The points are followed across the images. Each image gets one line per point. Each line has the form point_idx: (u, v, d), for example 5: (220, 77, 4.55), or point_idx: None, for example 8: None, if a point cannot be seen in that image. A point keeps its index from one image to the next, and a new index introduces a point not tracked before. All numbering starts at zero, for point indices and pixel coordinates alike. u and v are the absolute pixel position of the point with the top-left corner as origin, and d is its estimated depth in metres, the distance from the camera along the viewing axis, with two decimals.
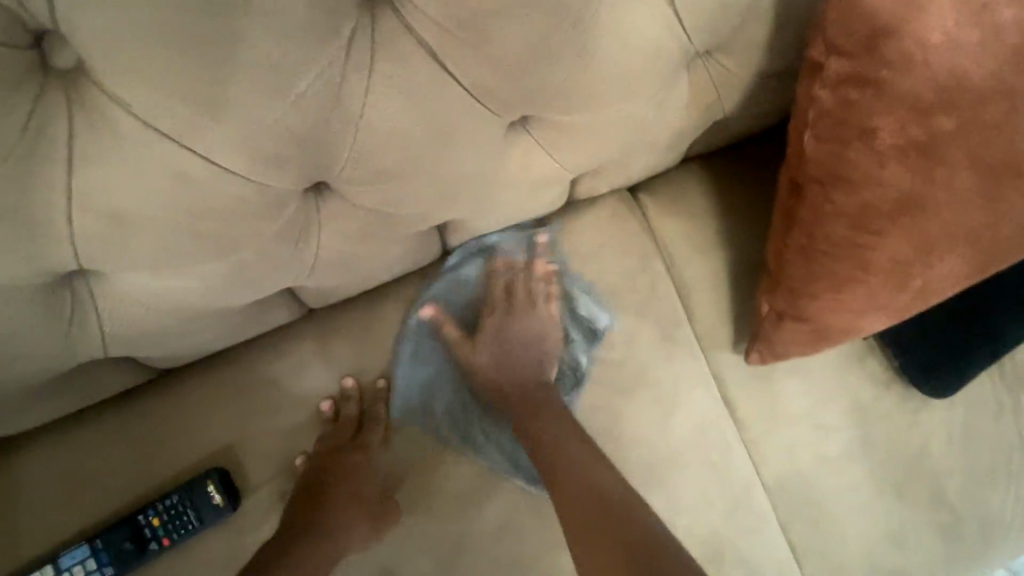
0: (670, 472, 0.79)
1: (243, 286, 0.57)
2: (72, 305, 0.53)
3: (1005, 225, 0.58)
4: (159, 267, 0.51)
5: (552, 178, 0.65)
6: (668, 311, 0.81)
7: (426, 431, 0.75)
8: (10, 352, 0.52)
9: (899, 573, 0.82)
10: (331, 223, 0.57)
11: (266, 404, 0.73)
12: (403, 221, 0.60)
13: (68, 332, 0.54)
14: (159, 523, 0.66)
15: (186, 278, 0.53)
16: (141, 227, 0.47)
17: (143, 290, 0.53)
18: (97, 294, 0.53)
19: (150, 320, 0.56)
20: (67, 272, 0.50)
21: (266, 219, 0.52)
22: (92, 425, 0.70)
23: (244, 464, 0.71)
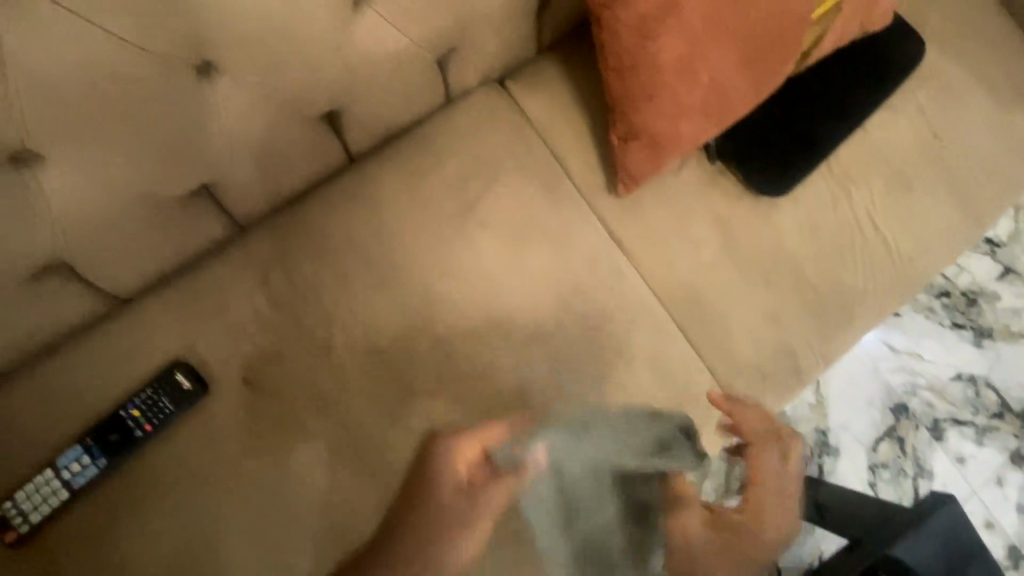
0: (577, 300, 0.92)
1: (161, 162, 0.66)
2: (24, 193, 0.61)
3: (753, 13, 0.74)
4: (84, 138, 0.60)
5: (410, 54, 0.77)
6: (547, 169, 0.95)
7: (359, 303, 0.88)
8: None
9: (782, 347, 0.98)
10: (222, 105, 0.66)
11: (215, 307, 0.84)
12: (288, 97, 0.71)
13: (25, 217, 0.63)
14: (139, 413, 0.76)
15: (111, 153, 0.62)
16: (66, 104, 0.56)
17: (80, 170, 0.62)
18: (45, 181, 0.61)
19: (91, 206, 0.66)
20: (15, 153, 0.58)
21: (167, 90, 0.61)
22: (70, 349, 0.80)
23: (203, 354, 0.82)
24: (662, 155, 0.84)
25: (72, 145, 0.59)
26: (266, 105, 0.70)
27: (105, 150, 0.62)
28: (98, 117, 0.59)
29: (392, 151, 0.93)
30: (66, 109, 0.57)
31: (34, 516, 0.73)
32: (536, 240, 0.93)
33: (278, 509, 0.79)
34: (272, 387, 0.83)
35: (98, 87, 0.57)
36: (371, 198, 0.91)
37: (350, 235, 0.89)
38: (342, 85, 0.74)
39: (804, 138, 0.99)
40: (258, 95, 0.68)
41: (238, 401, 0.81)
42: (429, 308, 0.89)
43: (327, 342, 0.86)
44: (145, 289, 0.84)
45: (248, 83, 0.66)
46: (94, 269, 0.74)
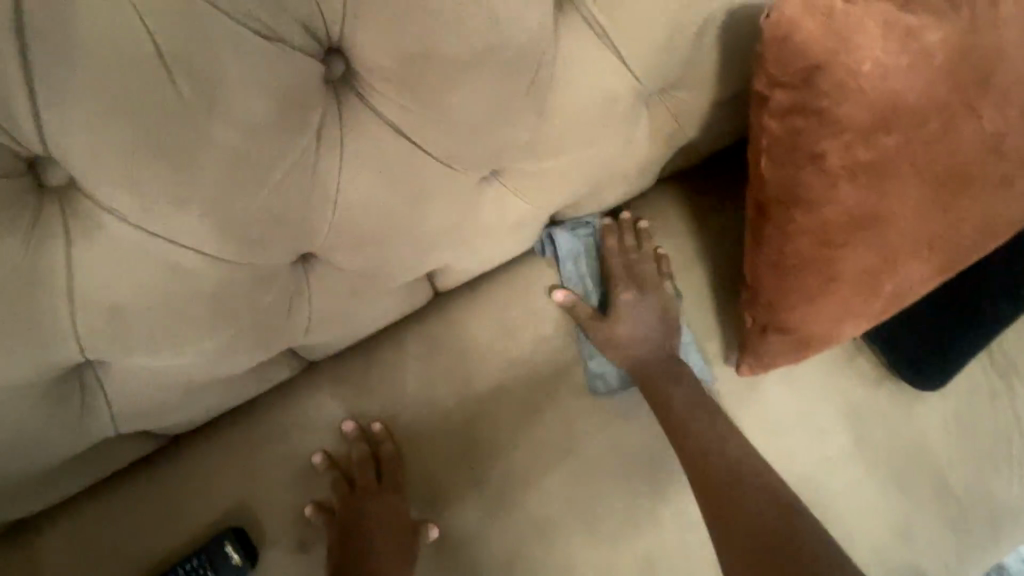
0: (679, 489, 0.79)
1: (237, 355, 0.56)
2: (82, 393, 0.53)
3: (970, 228, 0.59)
4: (158, 348, 0.50)
5: (530, 218, 0.66)
6: (657, 328, 0.83)
7: (433, 467, 0.78)
8: (31, 442, 0.53)
9: (911, 567, 0.83)
10: (317, 289, 0.56)
11: (275, 458, 0.76)
12: (390, 277, 0.60)
13: (80, 418, 0.54)
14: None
15: (185, 355, 0.52)
16: (141, 320, 0.47)
17: (147, 372, 0.53)
18: (105, 381, 0.53)
19: (156, 398, 0.57)
20: (75, 364, 0.50)
21: (257, 291, 0.52)
22: (119, 492, 0.73)
23: (255, 516, 0.74)
24: (807, 351, 0.71)
25: (145, 357, 0.51)
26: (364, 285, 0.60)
27: (183, 358, 0.53)
28: (177, 327, 0.49)
29: (483, 291, 0.83)
30: (143, 327, 0.48)
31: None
32: (637, 412, 0.81)
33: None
34: (343, 551, 0.74)
35: (179, 300, 0.48)
36: (454, 345, 0.81)
37: (427, 387, 0.79)
38: (449, 255, 0.63)
39: (992, 323, 0.79)
40: (357, 278, 0.58)
41: (289, 572, 0.73)
42: (508, 482, 0.78)
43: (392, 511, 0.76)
44: (199, 427, 0.76)
45: (347, 268, 0.56)
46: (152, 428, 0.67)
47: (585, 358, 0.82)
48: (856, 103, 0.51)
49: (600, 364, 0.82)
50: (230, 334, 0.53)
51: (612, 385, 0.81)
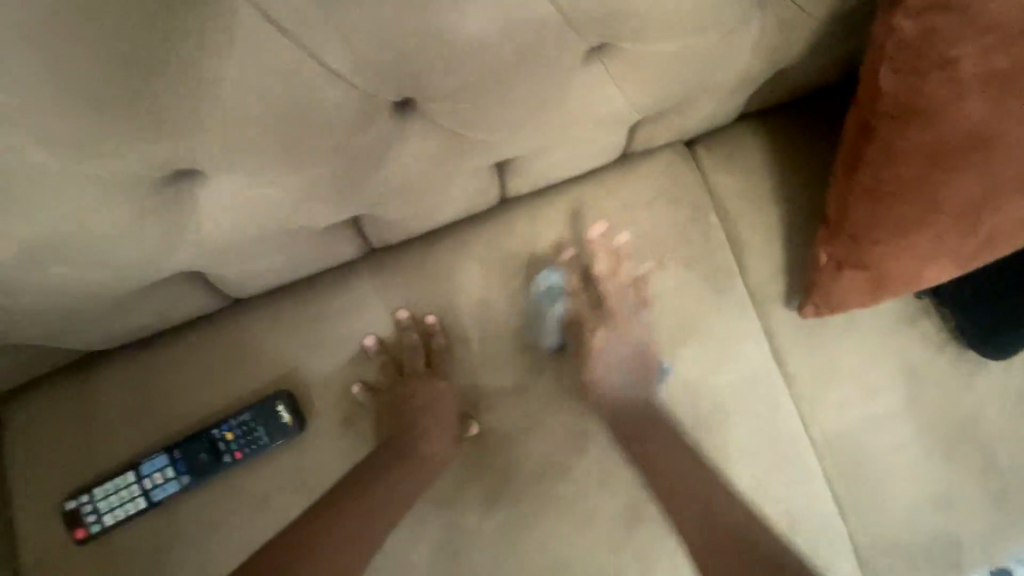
0: (719, 422, 0.80)
1: (320, 200, 0.58)
2: (175, 206, 0.54)
3: None
4: (256, 167, 0.51)
5: (618, 116, 0.65)
6: (722, 262, 0.81)
7: (480, 366, 0.79)
8: (122, 241, 0.55)
9: (945, 536, 0.82)
10: (409, 147, 0.56)
11: (330, 335, 0.77)
12: (477, 150, 0.60)
13: (169, 231, 0.55)
14: (233, 438, 0.71)
15: (275, 183, 0.54)
16: (248, 127, 0.48)
17: (239, 193, 0.54)
18: (198, 197, 0.54)
19: (240, 228, 0.58)
20: (177, 168, 0.50)
21: (356, 131, 0.52)
22: (177, 344, 0.75)
23: (305, 386, 0.75)
24: (882, 293, 0.69)
25: (239, 177, 0.52)
26: (450, 153, 0.59)
27: (271, 186, 0.54)
28: (277, 146, 0.50)
29: (549, 202, 0.81)
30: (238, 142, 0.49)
31: (107, 518, 0.69)
32: (689, 342, 0.80)
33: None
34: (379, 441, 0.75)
35: (287, 118, 0.48)
36: (515, 251, 0.80)
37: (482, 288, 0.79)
38: (535, 141, 0.63)
39: None
40: (447, 143, 0.57)
41: (332, 444, 0.75)
42: (552, 391, 0.78)
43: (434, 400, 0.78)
44: (258, 295, 0.77)
45: (440, 129, 0.56)
46: (219, 277, 0.68)
47: (645, 282, 0.80)
48: (998, 9, 0.51)
49: (656, 290, 0.80)
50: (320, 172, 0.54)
51: (667, 314, 0.80)
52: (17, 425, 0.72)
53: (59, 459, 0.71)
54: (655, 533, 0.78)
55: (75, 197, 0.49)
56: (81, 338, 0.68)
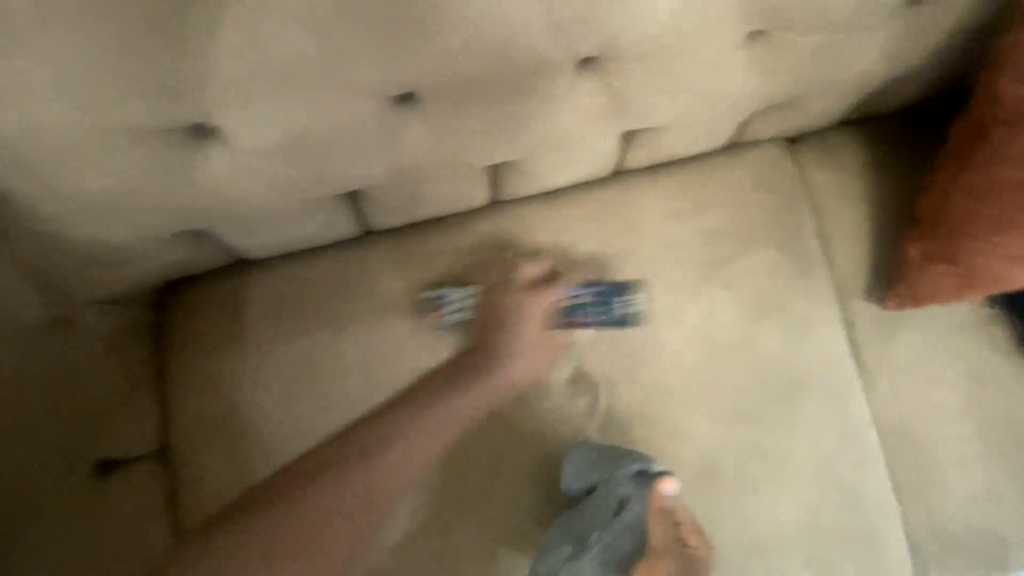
0: (795, 396, 0.86)
1: (492, 139, 0.65)
2: (384, 128, 0.61)
3: None
4: (463, 100, 0.59)
5: (749, 100, 0.73)
6: (811, 251, 0.88)
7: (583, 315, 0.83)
8: (332, 156, 0.61)
9: (995, 532, 0.87)
10: (577, 100, 0.64)
11: (451, 271, 0.85)
12: (629, 112, 0.68)
13: (371, 151, 0.62)
14: (635, 310, 0.84)
15: (467, 119, 0.62)
16: (473, 63, 0.55)
17: (437, 124, 0.62)
18: (405, 123, 0.61)
19: (423, 157, 0.65)
20: (402, 93, 0.57)
21: (547, 79, 0.60)
22: (317, 261, 0.84)
23: (425, 313, 0.84)
24: (968, 290, 0.75)
25: (443, 109, 0.60)
26: (605, 110, 0.67)
27: (462, 121, 0.62)
28: (487, 84, 0.58)
29: (658, 177, 0.88)
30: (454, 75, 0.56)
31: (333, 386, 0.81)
32: (775, 320, 0.86)
33: (449, 492, 0.80)
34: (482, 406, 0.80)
35: (506, 59, 0.56)
36: (625, 218, 0.87)
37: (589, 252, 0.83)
38: (676, 112, 0.70)
39: None
40: (607, 101, 0.65)
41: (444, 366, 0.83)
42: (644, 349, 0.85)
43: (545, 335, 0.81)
44: (392, 228, 0.86)
45: (606, 88, 0.64)
46: (373, 202, 0.77)
47: (739, 261, 0.87)
48: None
49: (747, 271, 0.87)
50: (506, 113, 0.62)
51: (755, 294, 0.86)
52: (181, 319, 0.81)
53: (215, 351, 0.81)
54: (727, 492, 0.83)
55: (312, 112, 0.56)
56: (251, 244, 0.76)
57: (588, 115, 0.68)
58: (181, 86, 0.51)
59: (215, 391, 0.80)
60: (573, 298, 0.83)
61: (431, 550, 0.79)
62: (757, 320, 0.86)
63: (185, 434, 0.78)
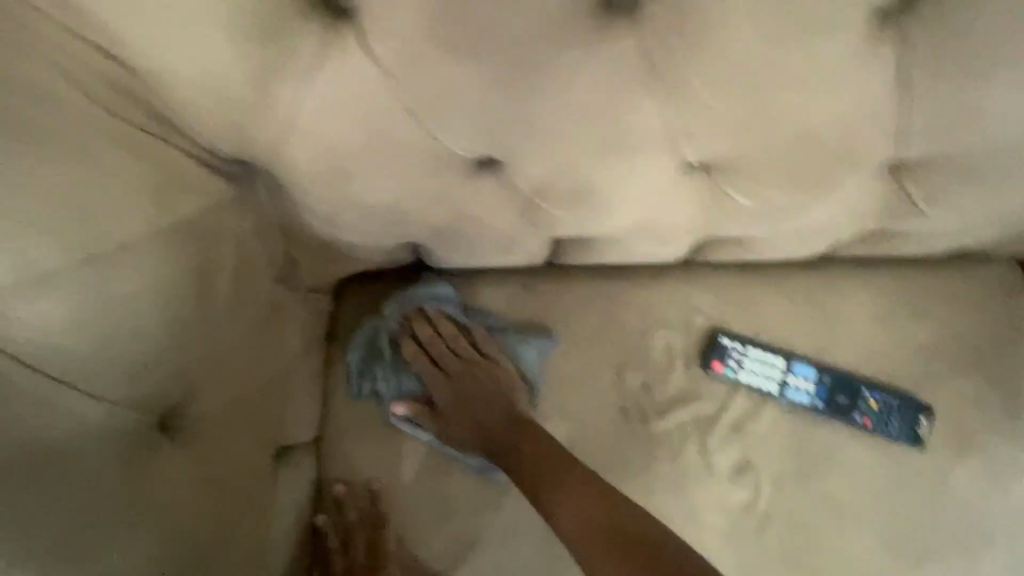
0: (977, 547, 0.76)
1: (752, 218, 0.63)
2: (656, 193, 0.60)
3: None
4: (744, 176, 0.58)
5: (1015, 218, 0.66)
6: None
7: (763, 405, 0.78)
8: (598, 208, 0.60)
9: None
10: (845, 190, 0.60)
11: (630, 326, 0.81)
12: (883, 206, 0.63)
13: (634, 210, 0.61)
14: (874, 407, 0.75)
15: (742, 196, 0.60)
16: (766, 139, 0.54)
17: (709, 196, 0.60)
18: (680, 189, 0.60)
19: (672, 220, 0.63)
20: (695, 164, 0.57)
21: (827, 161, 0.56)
22: (498, 284, 0.83)
23: (593, 361, 0.81)
24: None
25: (722, 179, 0.58)
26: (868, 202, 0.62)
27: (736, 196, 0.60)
28: (772, 164, 0.56)
29: (871, 273, 0.81)
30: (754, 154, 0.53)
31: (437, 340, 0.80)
32: (975, 459, 0.77)
33: None
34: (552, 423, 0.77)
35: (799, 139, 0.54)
36: (824, 309, 0.80)
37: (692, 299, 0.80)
38: (935, 215, 0.64)
39: None
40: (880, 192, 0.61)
41: (601, 419, 0.80)
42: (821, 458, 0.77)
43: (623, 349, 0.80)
44: (579, 267, 0.83)
45: (875, 179, 0.60)
46: (580, 244, 0.74)
47: (947, 384, 0.78)
48: None
49: (952, 398, 0.78)
50: (783, 193, 0.59)
51: (956, 426, 0.77)
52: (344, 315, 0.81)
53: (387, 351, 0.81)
54: None
55: (595, 161, 0.55)
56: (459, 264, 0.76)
57: (850, 209, 0.63)
58: (489, 118, 0.52)
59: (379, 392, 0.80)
60: (792, 382, 0.76)
61: None
62: (953, 455, 0.77)
63: (342, 429, 0.79)
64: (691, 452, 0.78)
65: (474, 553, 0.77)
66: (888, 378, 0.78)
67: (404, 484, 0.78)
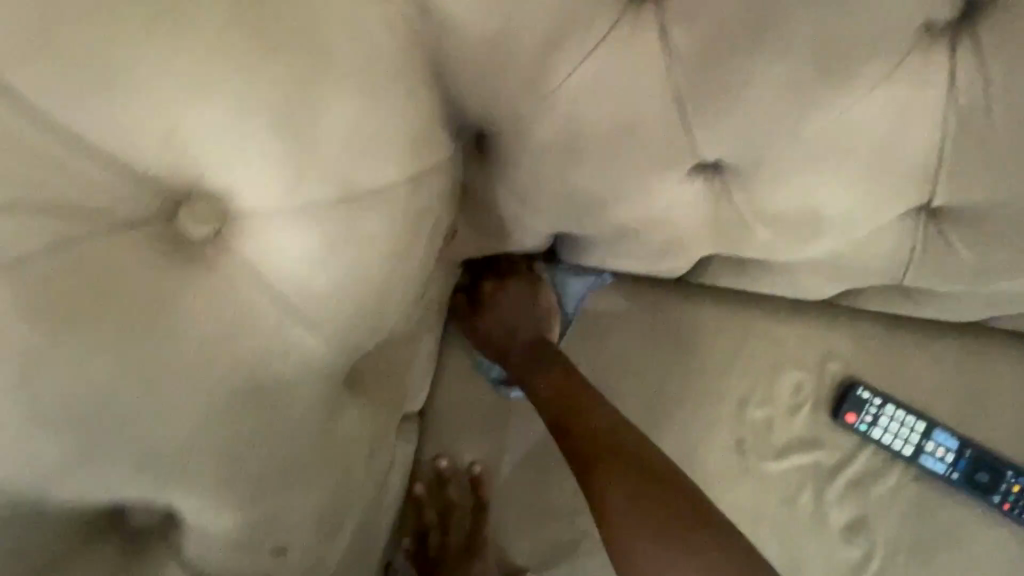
0: None
1: (960, 278, 0.59)
2: (868, 230, 0.56)
3: None
4: (976, 226, 0.53)
5: None
6: None
7: (889, 466, 0.73)
8: (802, 234, 0.56)
9: None
10: None
11: (759, 357, 0.77)
12: None
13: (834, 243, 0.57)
14: (1016, 491, 0.70)
15: (960, 249, 0.56)
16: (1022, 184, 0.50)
17: (923, 245, 0.56)
18: (894, 230, 0.56)
19: (863, 261, 0.59)
20: (926, 208, 0.53)
21: None
22: (627, 291, 0.81)
23: (715, 386, 0.77)
24: None
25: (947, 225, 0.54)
26: None
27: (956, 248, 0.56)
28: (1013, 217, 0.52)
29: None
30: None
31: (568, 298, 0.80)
32: None
33: None
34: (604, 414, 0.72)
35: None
36: (971, 380, 0.75)
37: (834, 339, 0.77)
38: None
39: None
40: None
41: (713, 448, 0.76)
42: (945, 535, 0.72)
43: (744, 364, 0.77)
44: (714, 288, 0.80)
45: None
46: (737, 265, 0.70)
47: None
48: None
49: None
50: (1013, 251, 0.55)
51: None
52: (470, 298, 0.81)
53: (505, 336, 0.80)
54: None
55: (824, 184, 0.52)
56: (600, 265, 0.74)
57: None
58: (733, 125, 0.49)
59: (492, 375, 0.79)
60: (929, 448, 0.72)
61: None
62: None
63: (449, 405, 0.79)
64: (803, 501, 0.74)
65: (562, 557, 0.76)
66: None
67: (503, 474, 0.77)
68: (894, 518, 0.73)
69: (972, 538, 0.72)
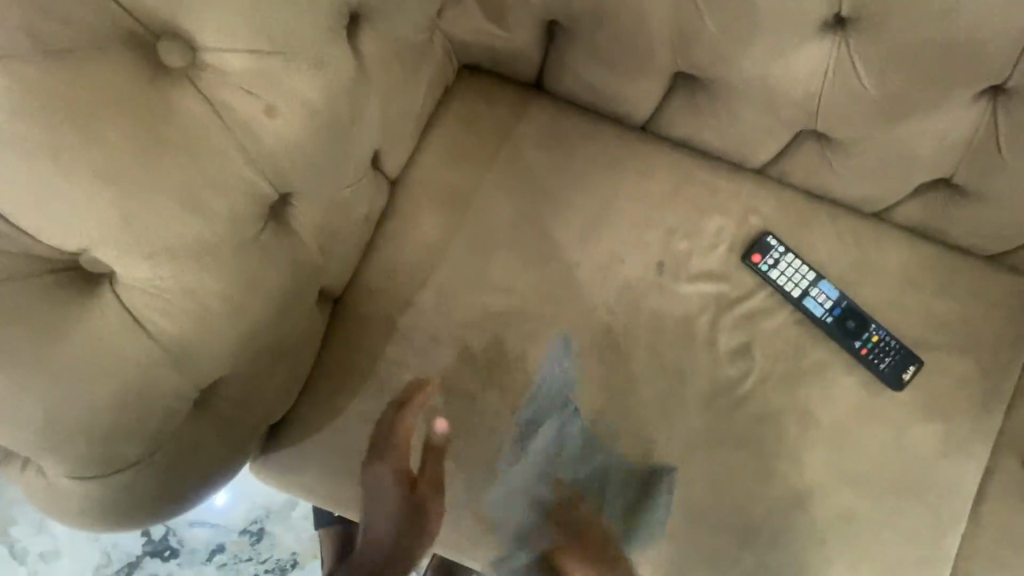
0: (903, 492, 0.86)
1: (856, 108, 0.71)
2: (791, 41, 0.67)
3: None
4: (874, 52, 0.65)
5: None
6: (1001, 388, 0.87)
7: (776, 306, 0.87)
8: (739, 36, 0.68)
9: None
10: (944, 104, 0.68)
11: (691, 199, 0.89)
12: (965, 138, 0.72)
13: (765, 55, 0.69)
14: (875, 340, 0.85)
15: (861, 77, 0.68)
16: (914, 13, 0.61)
17: (833, 69, 0.68)
18: (812, 47, 0.67)
19: (789, 87, 0.72)
20: (841, 22, 0.65)
21: (949, 63, 0.64)
22: (595, 122, 0.90)
23: (650, 215, 0.89)
24: None
25: (856, 51, 0.66)
26: (957, 126, 0.71)
27: (857, 75, 0.68)
28: (904, 45, 0.63)
29: (913, 241, 0.89)
30: (897, 35, 0.63)
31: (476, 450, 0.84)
32: (932, 421, 0.86)
33: (577, 359, 0.87)
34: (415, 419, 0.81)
35: (939, 26, 0.61)
36: (860, 254, 0.88)
37: (643, 307, 0.87)
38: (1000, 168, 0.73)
39: None
40: (969, 119, 0.70)
41: (636, 265, 0.88)
42: (807, 369, 0.86)
43: (560, 331, 0.87)
44: (668, 137, 0.90)
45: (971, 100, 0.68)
46: (689, 98, 0.82)
47: (937, 353, 0.87)
48: None
49: (935, 366, 0.87)
50: (897, 83, 0.67)
51: (929, 390, 0.86)
52: (355, 289, 0.86)
53: (482, 135, 0.89)
54: (794, 526, 0.85)
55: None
56: (576, 79, 0.85)
57: (942, 130, 0.71)
58: None
59: (464, 166, 0.89)
60: (813, 294, 0.86)
61: (536, 394, 0.86)
62: (915, 410, 0.86)
63: (420, 182, 0.88)
64: (700, 321, 0.87)
65: (459, 394, 0.85)
66: (890, 328, 0.87)
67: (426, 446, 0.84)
68: (771, 349, 0.86)
69: (828, 375, 0.86)
